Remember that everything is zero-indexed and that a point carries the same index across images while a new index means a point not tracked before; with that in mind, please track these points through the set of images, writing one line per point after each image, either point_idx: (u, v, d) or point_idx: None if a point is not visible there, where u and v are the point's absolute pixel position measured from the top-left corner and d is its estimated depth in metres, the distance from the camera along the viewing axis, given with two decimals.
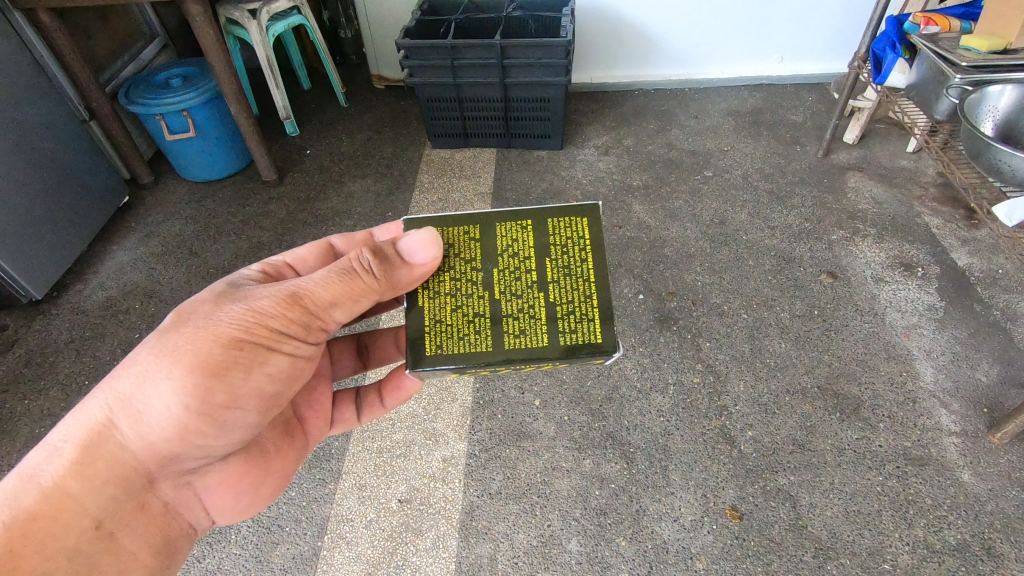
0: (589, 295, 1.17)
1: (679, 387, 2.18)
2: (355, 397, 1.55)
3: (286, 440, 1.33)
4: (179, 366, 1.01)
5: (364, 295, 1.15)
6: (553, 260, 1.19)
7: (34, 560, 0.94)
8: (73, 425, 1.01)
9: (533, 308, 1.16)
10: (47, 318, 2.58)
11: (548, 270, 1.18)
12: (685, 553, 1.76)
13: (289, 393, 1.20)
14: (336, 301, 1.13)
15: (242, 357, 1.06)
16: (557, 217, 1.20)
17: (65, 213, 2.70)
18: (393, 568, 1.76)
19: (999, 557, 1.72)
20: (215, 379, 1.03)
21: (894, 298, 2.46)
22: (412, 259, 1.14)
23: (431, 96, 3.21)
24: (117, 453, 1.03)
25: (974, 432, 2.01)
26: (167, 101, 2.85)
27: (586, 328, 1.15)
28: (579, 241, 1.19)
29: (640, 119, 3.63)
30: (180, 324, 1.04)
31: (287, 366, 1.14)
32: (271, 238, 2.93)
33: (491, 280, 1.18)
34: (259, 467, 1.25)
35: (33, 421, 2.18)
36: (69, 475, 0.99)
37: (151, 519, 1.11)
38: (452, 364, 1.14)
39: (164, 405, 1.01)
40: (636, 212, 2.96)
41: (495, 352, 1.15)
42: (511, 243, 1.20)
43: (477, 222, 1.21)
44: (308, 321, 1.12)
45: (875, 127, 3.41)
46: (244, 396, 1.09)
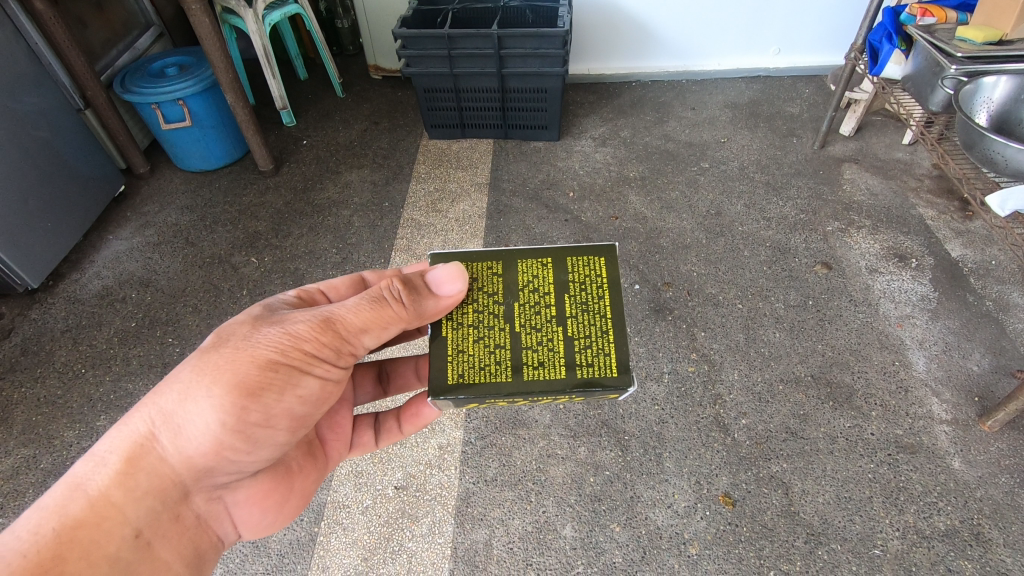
0: (606, 333, 1.17)
1: (674, 375, 2.20)
2: (374, 423, 1.51)
3: (309, 460, 1.31)
4: (219, 384, 1.02)
5: (392, 323, 1.16)
6: (572, 296, 1.20)
7: (80, 565, 0.90)
8: (117, 437, 1.00)
9: (551, 342, 1.16)
10: (43, 307, 2.58)
11: (567, 306, 1.19)
12: (679, 538, 1.78)
13: (316, 417, 1.20)
14: (366, 328, 1.15)
15: (276, 379, 1.06)
16: (576, 256, 1.23)
17: (60, 202, 2.69)
18: (390, 553, 1.78)
19: (987, 543, 1.74)
20: (251, 399, 1.04)
21: (888, 288, 2.48)
22: (439, 291, 1.17)
23: (429, 87, 3.21)
24: (158, 466, 1.02)
25: (965, 421, 2.03)
26: (163, 90, 2.84)
27: (602, 362, 1.14)
28: (597, 279, 1.21)
29: (637, 110, 3.63)
30: (219, 345, 1.05)
31: (317, 389, 1.14)
32: (268, 228, 2.93)
33: (512, 313, 1.18)
34: (284, 487, 1.24)
35: (30, 409, 2.18)
36: (113, 484, 0.97)
37: (185, 533, 1.08)
38: (471, 395, 1.12)
39: (204, 423, 1.02)
40: (633, 203, 2.97)
41: (514, 383, 1.12)
42: (532, 280, 1.22)
43: (501, 258, 1.24)
44: (339, 346, 1.14)
45: (871, 119, 3.42)
46: (277, 416, 1.09)
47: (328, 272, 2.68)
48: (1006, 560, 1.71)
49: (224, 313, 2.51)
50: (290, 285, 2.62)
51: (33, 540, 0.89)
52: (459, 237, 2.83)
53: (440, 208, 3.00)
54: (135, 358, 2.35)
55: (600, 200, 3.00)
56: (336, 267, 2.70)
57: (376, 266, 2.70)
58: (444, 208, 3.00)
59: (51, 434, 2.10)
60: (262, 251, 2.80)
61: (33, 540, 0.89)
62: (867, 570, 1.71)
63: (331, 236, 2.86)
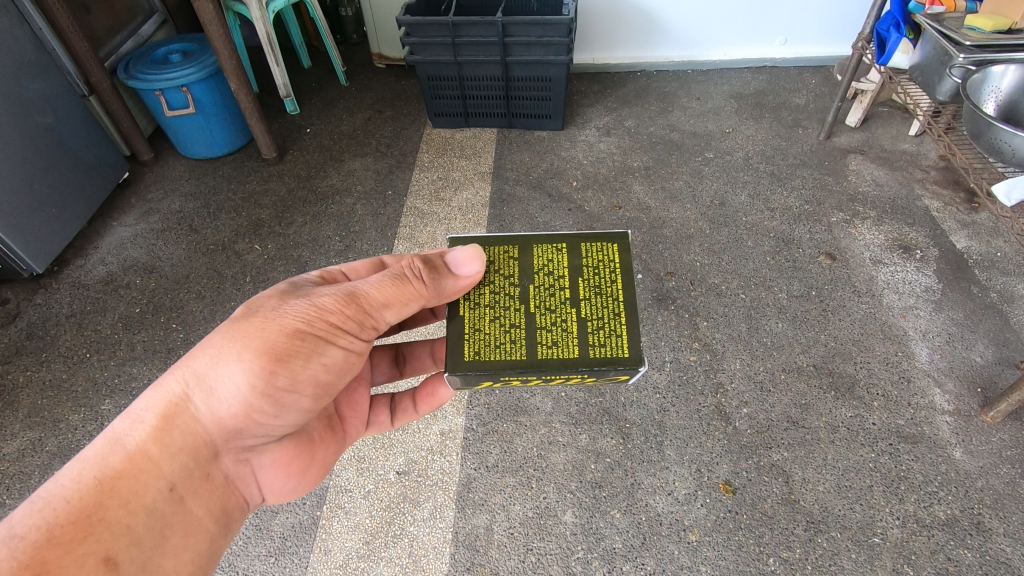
0: (619, 313, 1.16)
1: (675, 364, 2.20)
2: (390, 403, 1.51)
3: (329, 433, 1.32)
4: (250, 348, 1.02)
5: (412, 300, 1.17)
6: (586, 280, 1.20)
7: (119, 514, 0.91)
8: (153, 396, 1.01)
9: (566, 321, 1.15)
10: (48, 293, 2.59)
11: (580, 288, 1.19)
12: (679, 525, 1.79)
13: (339, 388, 1.19)
14: (388, 303, 1.15)
15: (304, 346, 1.06)
16: (590, 243, 1.24)
17: (64, 188, 2.69)
18: (391, 537, 1.79)
19: (987, 532, 1.75)
20: (280, 363, 1.04)
21: (892, 279, 2.47)
22: (459, 271, 1.17)
23: (433, 74, 3.19)
24: (191, 426, 1.02)
25: (967, 411, 2.03)
26: (167, 76, 2.84)
27: (614, 341, 1.13)
28: (611, 265, 1.21)
29: (642, 100, 3.61)
30: (250, 313, 1.06)
31: (341, 359, 1.14)
32: (271, 216, 2.93)
33: (528, 295, 1.18)
34: (305, 454, 1.23)
35: (35, 393, 2.20)
36: (149, 440, 0.97)
37: (215, 493, 1.08)
38: (486, 371, 1.11)
39: (236, 385, 1.02)
40: (636, 193, 2.96)
41: (529, 360, 1.12)
42: (548, 264, 1.22)
43: (518, 243, 1.25)
44: (362, 318, 1.14)
45: (877, 110, 3.39)
46: (303, 383, 1.09)
47: (331, 260, 2.68)
48: (1006, 549, 1.71)
49: (228, 300, 2.52)
50: (293, 273, 2.63)
51: (75, 487, 0.89)
52: (462, 226, 2.83)
53: (443, 196, 3.00)
54: (140, 343, 2.36)
55: (603, 190, 2.99)
56: (339, 255, 2.70)
57: (379, 255, 2.70)
58: (448, 197, 3.00)
59: (56, 417, 2.12)
60: (266, 238, 2.81)
61: (75, 488, 0.89)
62: (867, 558, 1.71)
63: (335, 224, 2.87)
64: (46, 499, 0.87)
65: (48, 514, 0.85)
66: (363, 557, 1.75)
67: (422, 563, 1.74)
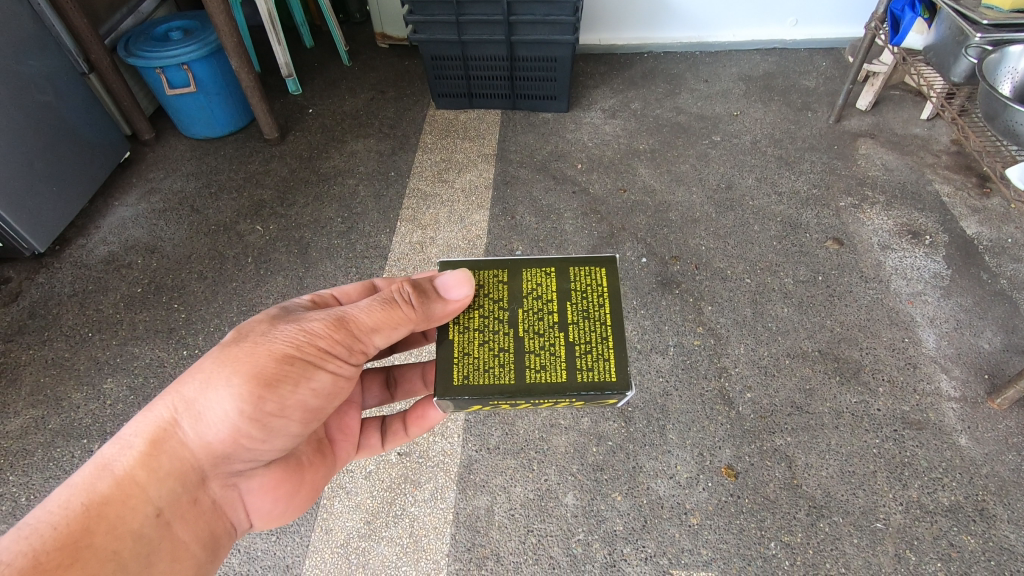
0: (606, 339, 1.14)
1: (679, 349, 2.18)
2: (380, 425, 1.47)
3: (318, 458, 1.28)
4: (238, 373, 1.02)
5: (401, 325, 1.15)
6: (574, 304, 1.18)
7: (105, 540, 0.90)
8: (142, 421, 1.01)
9: (554, 345, 1.13)
10: (50, 272, 2.58)
11: (569, 311, 1.17)
12: (680, 508, 1.78)
13: (329, 412, 1.18)
14: (378, 327, 1.14)
15: (293, 371, 1.05)
16: (579, 266, 1.22)
17: (64, 167, 2.67)
18: (392, 517, 1.79)
19: (991, 519, 1.73)
20: (268, 388, 1.03)
21: (900, 265, 2.44)
22: (448, 295, 1.14)
23: (436, 54, 3.14)
24: (179, 450, 1.01)
25: (974, 398, 2.01)
26: (167, 54, 2.80)
27: (601, 367, 1.11)
28: (599, 289, 1.19)
29: (648, 82, 3.56)
30: (239, 339, 1.06)
31: (330, 384, 1.13)
32: (273, 196, 2.91)
33: (516, 319, 1.16)
34: (295, 479, 1.21)
35: (38, 371, 2.20)
36: (138, 464, 0.97)
37: (203, 519, 1.07)
38: (475, 396, 1.09)
39: (224, 410, 1.02)
40: (641, 175, 2.93)
41: (517, 385, 1.09)
42: (536, 287, 1.20)
43: (506, 266, 1.23)
44: (351, 343, 1.13)
45: (889, 93, 3.33)
46: (292, 407, 1.08)
47: (333, 241, 2.66)
48: (1009, 536, 1.70)
49: (230, 280, 2.51)
50: (295, 254, 2.61)
51: (62, 513, 0.89)
52: (465, 208, 2.80)
53: (446, 178, 2.97)
54: (141, 323, 2.36)
55: (608, 172, 2.95)
56: (341, 236, 2.69)
57: (382, 237, 2.68)
58: (451, 178, 2.97)
59: (59, 395, 2.12)
60: (267, 219, 2.79)
61: (63, 514, 0.89)
62: (869, 543, 1.70)
63: (337, 205, 2.84)
64: (32, 525, 0.86)
65: (34, 539, 0.85)
66: (364, 537, 1.76)
67: (423, 543, 1.74)
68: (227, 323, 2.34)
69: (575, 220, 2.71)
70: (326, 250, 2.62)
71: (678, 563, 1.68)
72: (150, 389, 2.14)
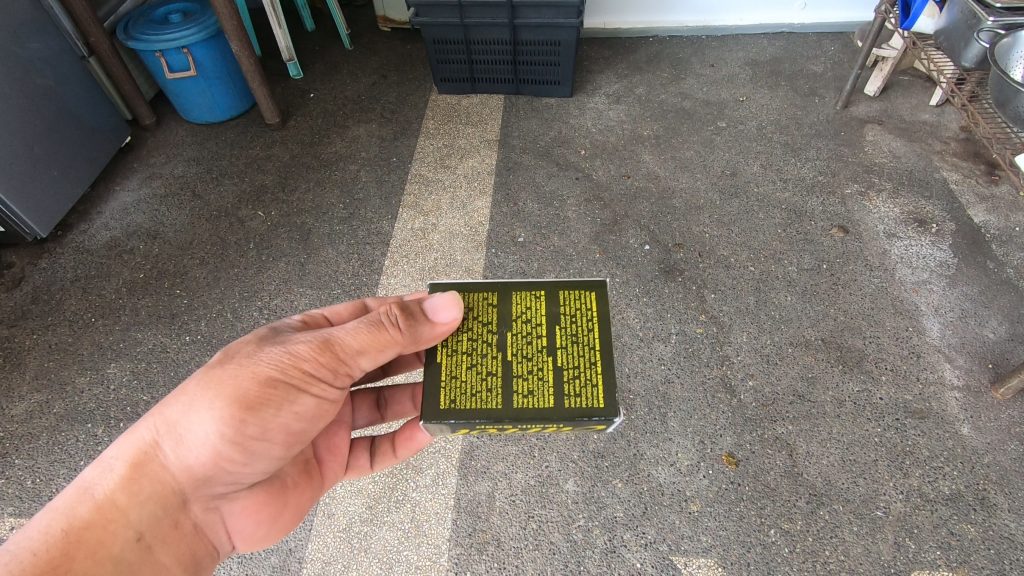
0: (595, 363, 1.12)
1: (681, 337, 2.18)
2: (370, 445, 1.43)
3: (305, 478, 1.26)
4: (220, 397, 1.01)
5: (388, 347, 1.13)
6: (563, 328, 1.17)
7: (85, 564, 0.92)
8: (125, 443, 1.01)
9: (542, 370, 1.12)
10: (52, 257, 2.58)
11: (558, 336, 1.16)
12: (680, 496, 1.79)
13: (314, 433, 1.17)
14: (363, 349, 1.12)
15: (275, 395, 1.04)
16: (569, 290, 1.21)
17: (65, 151, 2.66)
18: (393, 502, 1.80)
19: (991, 507, 1.73)
20: (249, 413, 1.02)
21: (906, 253, 2.42)
22: (435, 318, 1.12)
23: (438, 38, 3.10)
24: (160, 473, 1.02)
25: (977, 387, 2.00)
26: (167, 37, 2.77)
27: (590, 393, 1.10)
28: (588, 313, 1.18)
29: (653, 67, 3.51)
30: (223, 361, 1.05)
31: (313, 406, 1.11)
32: (275, 182, 2.90)
33: (505, 343, 1.15)
34: (279, 500, 1.19)
35: (41, 356, 2.21)
36: (119, 488, 0.98)
37: (184, 541, 1.07)
38: (461, 421, 1.07)
39: (206, 434, 1.01)
40: (645, 162, 2.90)
41: (504, 410, 1.08)
42: (525, 311, 1.19)
43: (496, 289, 1.22)
44: (337, 365, 1.11)
45: (898, 78, 3.28)
46: (274, 431, 1.06)
47: (335, 227, 2.65)
48: (1010, 525, 1.70)
49: (231, 266, 2.51)
50: (297, 240, 2.61)
51: (43, 539, 0.91)
52: (467, 194, 2.79)
53: (448, 164, 2.95)
54: (144, 309, 2.36)
55: (612, 158, 2.93)
56: (342, 223, 2.68)
57: (384, 223, 2.67)
58: (453, 164, 2.95)
59: (63, 380, 2.14)
60: (269, 205, 2.78)
61: (43, 540, 0.91)
62: (868, 531, 1.71)
63: (338, 191, 2.83)
64: (14, 551, 0.89)
65: (14, 564, 0.87)
66: (366, 521, 1.77)
67: (424, 528, 1.75)
68: (230, 309, 2.34)
69: (578, 207, 2.69)
70: (327, 236, 2.61)
71: (678, 549, 1.69)
72: (153, 374, 2.15)
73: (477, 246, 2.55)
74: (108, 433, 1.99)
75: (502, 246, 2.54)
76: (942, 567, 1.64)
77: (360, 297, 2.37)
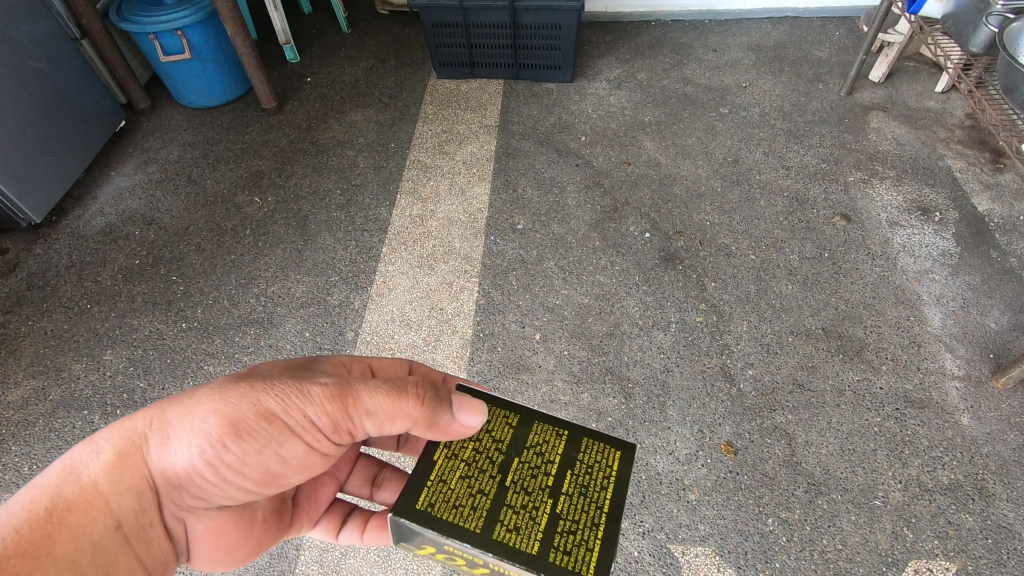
0: (598, 525, 0.92)
1: (681, 325, 2.16)
2: (343, 516, 1.31)
3: (274, 518, 1.17)
4: (221, 417, 0.93)
5: (395, 422, 0.99)
6: (574, 477, 0.98)
7: (62, 547, 0.85)
8: (119, 429, 0.95)
9: (538, 509, 0.93)
10: (47, 243, 2.56)
11: (566, 481, 0.97)
12: (678, 484, 1.79)
13: (295, 482, 1.07)
14: (369, 412, 0.99)
15: (268, 432, 0.95)
16: (593, 438, 1.04)
17: (59, 136, 2.62)
18: None
19: (990, 497, 1.73)
20: (239, 441, 0.94)
21: (909, 242, 2.40)
22: (457, 414, 1.01)
23: (436, 21, 3.05)
24: (145, 470, 0.94)
25: (978, 377, 1.99)
26: (160, 19, 2.72)
27: (580, 553, 0.88)
28: (606, 470, 1.00)
29: (656, 51, 3.46)
30: (237, 379, 0.97)
31: (301, 455, 1.01)
32: (271, 167, 2.86)
33: (509, 465, 0.99)
34: (241, 533, 1.12)
35: (37, 342, 2.20)
36: (104, 475, 0.92)
37: (151, 544, 1.00)
38: (432, 531, 0.90)
39: (196, 449, 0.94)
40: (646, 148, 2.86)
41: (479, 537, 0.89)
42: (542, 445, 1.03)
43: (518, 410, 1.08)
44: (341, 420, 0.99)
45: (903, 64, 3.23)
46: (253, 467, 0.98)
47: (332, 214, 2.63)
48: (1008, 514, 1.70)
49: (228, 253, 2.49)
50: (294, 227, 2.58)
51: (22, 513, 0.85)
52: (466, 180, 2.76)
53: (446, 150, 2.91)
54: (140, 295, 2.34)
55: (613, 145, 2.89)
56: (339, 209, 2.65)
57: (382, 210, 2.64)
58: (451, 150, 2.91)
59: (58, 367, 2.12)
60: (266, 191, 2.75)
61: (23, 514, 0.85)
62: (866, 520, 1.70)
63: (336, 177, 2.80)
64: None
65: None
66: None
67: None
68: (226, 296, 2.33)
69: (578, 194, 2.66)
70: (325, 223, 2.59)
71: (675, 538, 1.69)
72: (149, 361, 2.13)
73: (476, 233, 2.53)
74: (104, 420, 1.98)
75: (501, 233, 2.52)
76: (940, 556, 1.63)
77: (358, 284, 2.35)
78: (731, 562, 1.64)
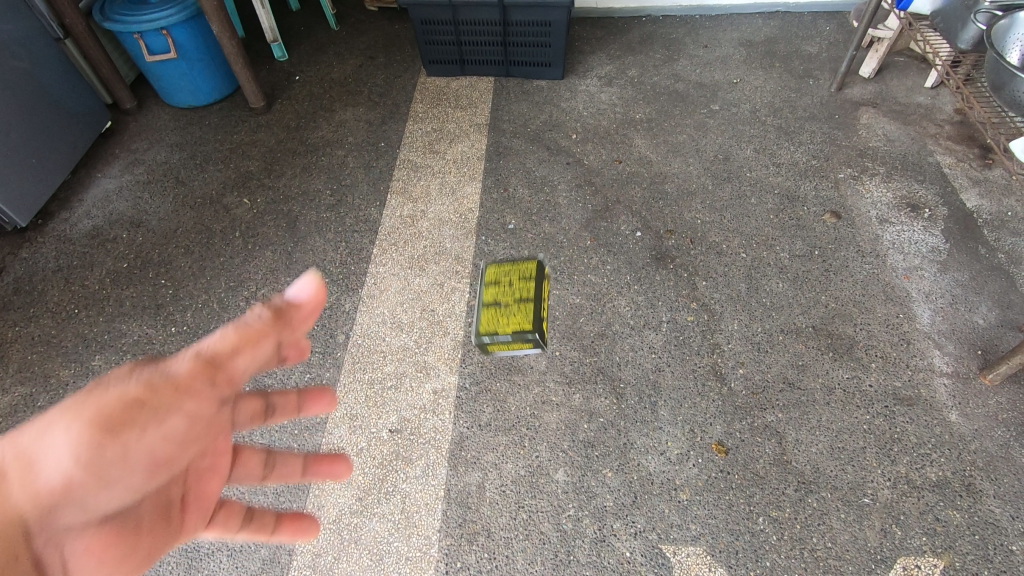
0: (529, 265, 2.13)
1: (672, 325, 2.17)
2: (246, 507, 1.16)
3: (166, 522, 1.00)
4: (77, 412, 0.82)
5: (266, 347, 0.90)
6: (514, 272, 2.10)
7: None
8: None
9: (526, 285, 2.05)
10: (34, 246, 2.53)
11: (518, 273, 2.10)
12: (670, 484, 1.79)
13: (185, 456, 0.97)
14: (240, 349, 0.88)
15: (140, 415, 0.84)
16: (497, 266, 2.14)
17: (43, 137, 2.59)
18: (383, 494, 1.80)
19: (977, 494, 1.75)
20: (107, 434, 0.83)
21: (898, 239, 2.41)
22: (288, 292, 0.90)
23: (425, 18, 3.03)
24: None
25: (966, 374, 2.01)
26: (145, 18, 2.68)
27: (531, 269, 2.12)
28: (519, 267, 2.11)
29: (647, 48, 3.44)
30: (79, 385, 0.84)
31: (186, 424, 0.92)
32: (260, 168, 2.84)
33: (510, 304, 2.01)
34: (132, 545, 0.94)
35: (24, 348, 2.18)
36: None
37: None
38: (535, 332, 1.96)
39: (59, 456, 0.81)
40: (637, 146, 2.86)
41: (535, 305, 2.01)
42: (501, 289, 2.06)
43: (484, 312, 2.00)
44: (206, 385, 0.89)
45: (893, 59, 3.24)
46: (135, 455, 0.87)
47: (322, 215, 2.61)
48: (995, 511, 1.72)
49: (217, 255, 2.47)
50: (284, 228, 2.56)
51: None
52: (457, 180, 2.75)
53: (437, 149, 2.90)
54: (128, 300, 2.32)
55: (604, 143, 2.88)
56: (329, 210, 2.63)
57: (372, 210, 2.63)
58: (442, 149, 2.90)
59: (46, 373, 2.11)
60: (255, 192, 2.72)
61: None
62: (856, 517, 1.72)
63: (325, 177, 2.78)
64: None
65: None
66: (356, 513, 1.77)
67: (415, 519, 1.75)
68: (216, 299, 2.31)
69: (569, 193, 2.65)
70: (315, 224, 2.57)
71: (667, 538, 1.70)
72: None
73: (467, 233, 2.52)
74: None
75: (492, 233, 2.51)
76: (928, 553, 1.65)
77: (349, 286, 2.34)
78: (723, 562, 1.65)
